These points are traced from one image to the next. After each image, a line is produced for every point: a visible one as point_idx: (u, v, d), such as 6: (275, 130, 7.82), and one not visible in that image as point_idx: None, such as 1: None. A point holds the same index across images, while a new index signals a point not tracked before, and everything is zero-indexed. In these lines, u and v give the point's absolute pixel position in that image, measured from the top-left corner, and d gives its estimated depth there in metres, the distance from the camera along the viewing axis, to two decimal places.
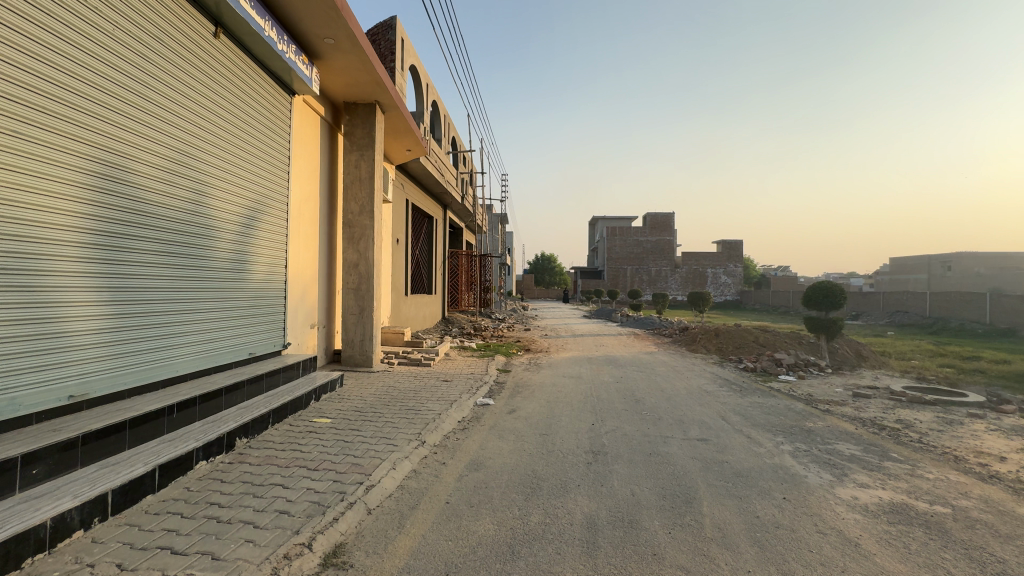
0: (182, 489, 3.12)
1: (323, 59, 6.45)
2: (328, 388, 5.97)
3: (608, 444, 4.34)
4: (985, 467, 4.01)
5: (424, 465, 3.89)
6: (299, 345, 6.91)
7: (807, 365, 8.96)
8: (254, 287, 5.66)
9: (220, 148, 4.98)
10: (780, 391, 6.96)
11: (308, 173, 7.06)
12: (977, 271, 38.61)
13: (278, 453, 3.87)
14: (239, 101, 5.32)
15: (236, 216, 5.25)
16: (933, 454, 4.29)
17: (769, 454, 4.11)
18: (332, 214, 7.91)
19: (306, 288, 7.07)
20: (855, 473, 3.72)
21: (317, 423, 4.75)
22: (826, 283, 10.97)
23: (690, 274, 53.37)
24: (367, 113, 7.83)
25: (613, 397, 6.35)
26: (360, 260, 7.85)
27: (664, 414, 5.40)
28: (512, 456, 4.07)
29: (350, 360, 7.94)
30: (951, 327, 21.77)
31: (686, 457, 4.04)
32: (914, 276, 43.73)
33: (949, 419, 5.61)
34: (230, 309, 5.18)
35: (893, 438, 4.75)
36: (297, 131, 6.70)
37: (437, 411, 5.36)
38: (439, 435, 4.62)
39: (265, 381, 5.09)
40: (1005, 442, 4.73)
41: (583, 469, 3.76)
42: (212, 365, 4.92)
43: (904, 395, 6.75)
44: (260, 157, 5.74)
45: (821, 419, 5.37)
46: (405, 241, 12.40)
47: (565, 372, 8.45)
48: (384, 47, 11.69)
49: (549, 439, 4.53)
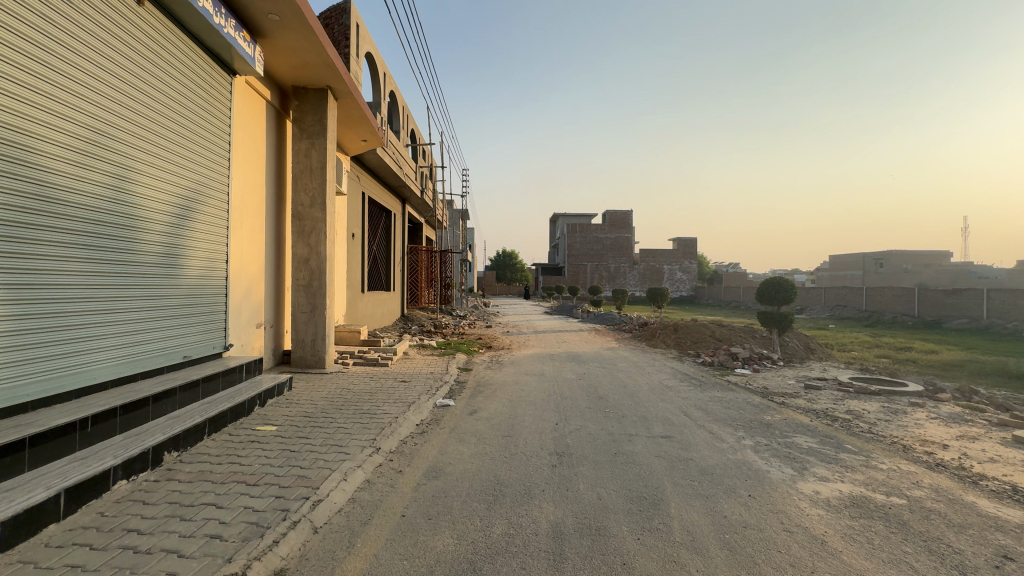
0: (94, 515, 2.72)
1: (267, 38, 5.97)
2: (274, 391, 5.55)
3: (572, 445, 4.21)
4: (931, 455, 4.16)
5: (378, 474, 3.63)
6: (243, 346, 6.42)
7: (761, 359, 9.22)
8: (190, 285, 5.17)
9: (146, 130, 4.46)
10: (737, 385, 7.08)
11: (252, 161, 6.54)
12: (905, 267, 41.73)
13: (213, 467, 3.49)
14: (168, 78, 4.78)
15: (166, 205, 4.75)
16: (884, 444, 4.42)
17: (732, 450, 4.10)
18: (280, 205, 7.40)
19: (250, 284, 6.57)
20: (814, 466, 3.75)
21: (260, 431, 4.36)
22: (777, 279, 11.33)
23: (647, 270, 54.75)
24: (318, 99, 7.36)
25: (576, 395, 6.26)
26: (311, 255, 7.39)
27: (627, 412, 5.35)
28: (473, 461, 3.87)
29: (301, 361, 7.48)
30: (885, 320, 23.35)
31: (652, 455, 3.97)
32: (851, 272, 46.70)
33: (894, 409, 5.85)
34: (161, 308, 4.70)
35: (846, 429, 4.87)
36: (238, 115, 6.18)
37: (393, 414, 5.08)
38: (395, 441, 4.35)
39: (201, 387, 4.64)
40: (945, 430, 4.96)
41: (548, 472, 3.61)
42: (138, 371, 4.40)
43: (851, 385, 7.04)
44: (194, 141, 5.21)
45: (777, 412, 5.47)
46: (361, 236, 11.89)
47: (528, 370, 8.32)
48: (338, 31, 11.12)
49: (512, 441, 4.36)
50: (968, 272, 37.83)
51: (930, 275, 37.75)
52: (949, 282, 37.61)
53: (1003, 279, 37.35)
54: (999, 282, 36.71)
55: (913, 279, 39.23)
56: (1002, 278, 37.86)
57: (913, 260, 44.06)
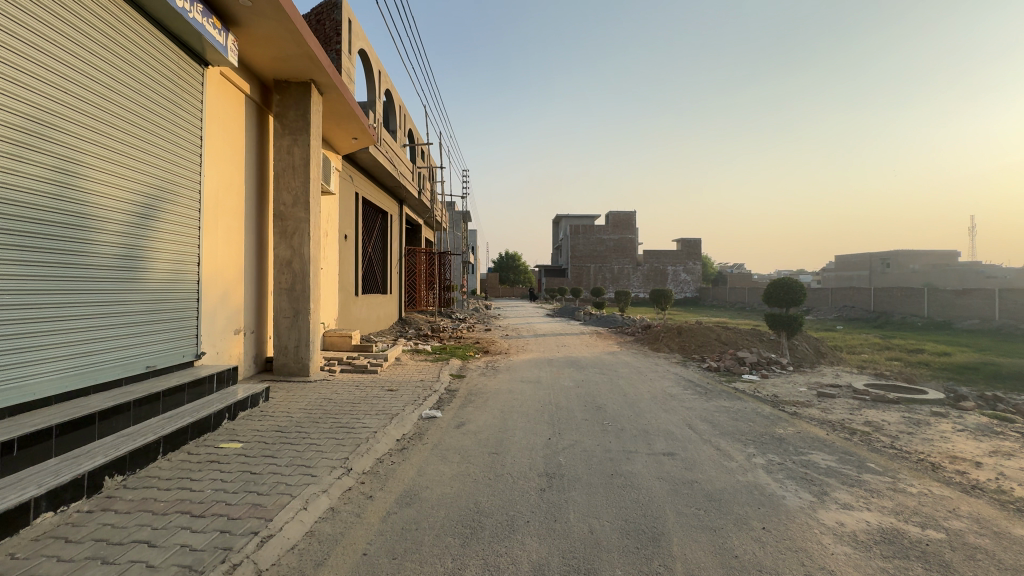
0: (1, 558, 2.34)
1: (242, 26, 5.61)
2: (247, 404, 5.16)
3: (564, 464, 3.82)
4: (965, 476, 3.73)
5: (345, 501, 3.24)
6: (220, 353, 6.08)
7: (770, 364, 8.78)
8: (153, 290, 4.79)
9: (98, 122, 4.07)
10: (745, 393, 6.64)
11: (227, 157, 6.18)
12: (913, 267, 41.05)
13: (159, 495, 3.12)
14: (124, 66, 4.36)
15: (124, 203, 4.37)
16: (910, 461, 4.00)
17: (742, 470, 3.70)
18: (261, 205, 7.04)
19: (226, 288, 6.20)
20: (835, 491, 3.33)
21: (223, 450, 3.98)
22: (784, 280, 10.87)
23: (651, 272, 54.17)
24: (300, 93, 7.01)
25: (573, 405, 5.86)
26: (294, 257, 7.03)
27: (626, 425, 4.94)
28: (453, 484, 3.48)
29: (284, 368, 7.12)
30: (894, 322, 22.77)
31: (652, 477, 3.56)
32: (857, 272, 45.99)
33: (916, 420, 5.41)
34: (119, 316, 4.33)
35: (866, 444, 4.44)
36: (212, 109, 5.83)
37: (372, 428, 4.69)
38: (370, 460, 3.97)
39: (163, 400, 4.27)
40: (976, 445, 4.51)
41: (535, 499, 3.20)
42: (90, 385, 4.02)
43: (866, 393, 6.60)
44: (156, 134, 4.81)
45: (790, 424, 5.04)
46: (354, 237, 11.54)
47: (523, 376, 7.90)
48: (329, 27, 10.77)
49: (499, 459, 3.97)
50: (977, 271, 37.19)
51: (938, 275, 37.11)
52: (958, 282, 36.95)
53: (1013, 280, 36.66)
54: (1010, 282, 36.01)
55: (920, 279, 38.61)
56: (1011, 278, 37.20)
57: (920, 260, 43.38)
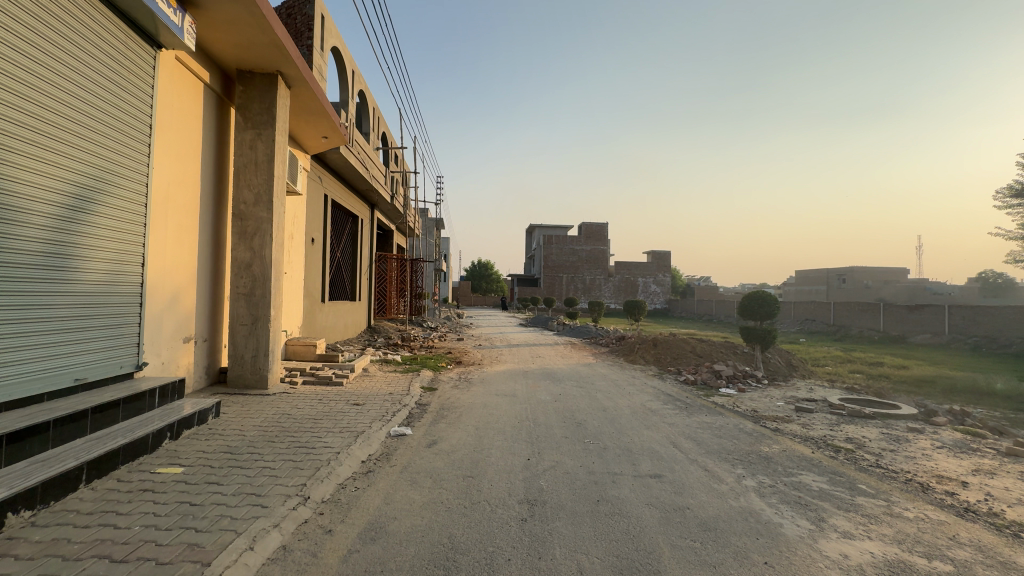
0: None
1: (201, 8, 5.17)
2: (194, 421, 4.65)
3: (546, 489, 3.52)
4: (956, 497, 3.62)
5: (300, 537, 2.84)
6: (166, 364, 5.51)
7: (745, 377, 8.74)
8: (86, 293, 4.25)
9: (10, 94, 3.46)
10: (725, 408, 6.51)
11: (180, 148, 5.66)
12: (867, 283, 42.96)
13: (74, 534, 2.64)
14: (49, 31, 3.76)
15: (36, 188, 3.71)
16: (900, 482, 3.88)
17: (733, 494, 3.48)
18: (218, 203, 6.51)
19: (175, 292, 5.64)
20: (833, 517, 3.15)
21: (160, 476, 3.49)
22: (760, 293, 10.92)
23: (622, 283, 54.87)
24: (266, 85, 6.57)
25: (552, 421, 5.57)
26: (254, 259, 6.53)
27: (609, 443, 4.69)
28: (423, 514, 3.12)
29: (239, 380, 6.57)
30: (853, 335, 23.62)
31: (641, 503, 3.30)
32: (817, 287, 47.73)
33: (896, 436, 5.36)
34: (41, 322, 3.78)
35: (853, 463, 4.31)
36: (165, 97, 5.34)
37: (335, 449, 4.27)
38: (331, 486, 3.56)
39: (92, 418, 3.74)
40: (959, 463, 4.45)
41: (515, 531, 2.88)
42: (4, 401, 3.48)
43: (844, 408, 6.57)
44: (89, 116, 4.23)
45: (775, 442, 4.89)
46: (322, 240, 11.00)
47: (498, 390, 7.57)
48: (300, 22, 10.33)
49: (475, 484, 3.63)
50: (926, 288, 39.16)
51: (891, 291, 38.83)
52: (909, 298, 38.70)
53: (958, 296, 38.73)
54: (955, 299, 38.05)
55: (875, 296, 40.30)
56: (956, 294, 39.42)
57: (875, 277, 45.42)
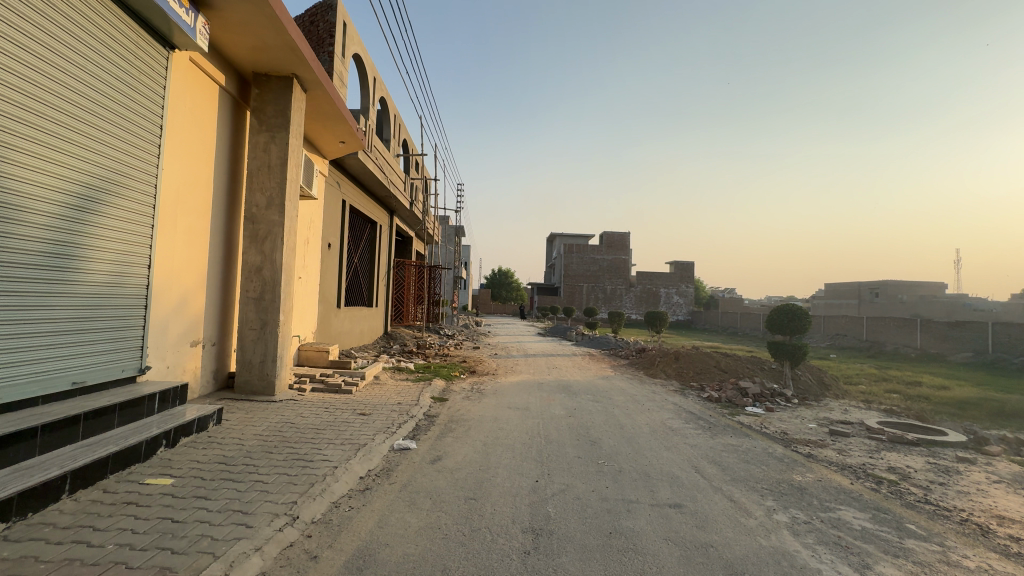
0: None
1: (216, 9, 5.13)
2: (193, 428, 4.51)
3: (553, 517, 3.22)
4: (1022, 543, 3.17)
5: (282, 563, 2.61)
6: (171, 368, 5.42)
7: (774, 396, 8.24)
8: (88, 294, 4.15)
9: (13, 90, 3.37)
10: (752, 429, 6.07)
11: (192, 150, 5.61)
12: (902, 297, 41.18)
13: (43, 551, 2.47)
14: (56, 28, 3.69)
15: (41, 187, 3.64)
16: (954, 523, 3.44)
17: (763, 531, 3.12)
18: (229, 206, 6.44)
19: (183, 295, 5.57)
20: (879, 563, 2.77)
21: (147, 487, 3.33)
22: (789, 306, 10.37)
23: (644, 294, 53.95)
24: (281, 88, 6.51)
25: (564, 439, 5.25)
26: (265, 263, 6.44)
27: (625, 466, 4.36)
28: (418, 541, 2.87)
29: (247, 385, 6.45)
30: (887, 352, 22.51)
31: (659, 538, 2.97)
32: (848, 301, 45.96)
33: (944, 467, 4.86)
34: (40, 323, 3.69)
35: (898, 498, 3.87)
36: (177, 99, 5.30)
37: (333, 463, 4.05)
38: (323, 504, 3.34)
39: (84, 424, 3.62)
40: (1021, 502, 3.96)
41: (516, 566, 2.59)
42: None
43: (883, 432, 6.06)
44: (96, 113, 4.15)
45: (809, 470, 4.48)
46: (338, 245, 10.95)
47: (511, 402, 7.27)
48: (323, 29, 10.38)
49: (477, 508, 3.35)
50: (966, 304, 37.24)
51: (928, 306, 37.04)
52: (948, 313, 36.82)
53: (1001, 313, 36.68)
54: (997, 315, 36.05)
55: (910, 311, 38.50)
56: (999, 310, 37.33)
57: (910, 291, 43.50)
